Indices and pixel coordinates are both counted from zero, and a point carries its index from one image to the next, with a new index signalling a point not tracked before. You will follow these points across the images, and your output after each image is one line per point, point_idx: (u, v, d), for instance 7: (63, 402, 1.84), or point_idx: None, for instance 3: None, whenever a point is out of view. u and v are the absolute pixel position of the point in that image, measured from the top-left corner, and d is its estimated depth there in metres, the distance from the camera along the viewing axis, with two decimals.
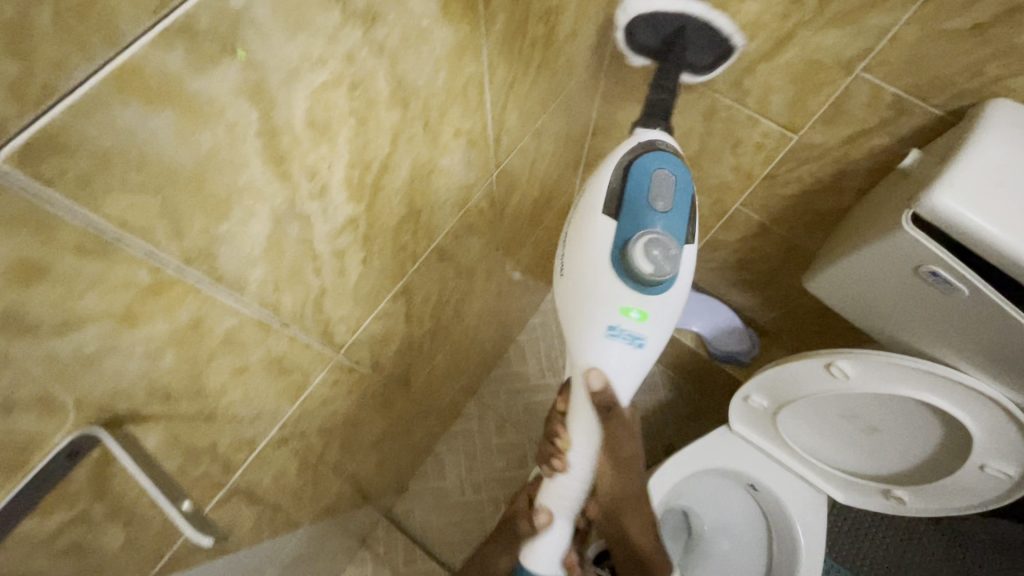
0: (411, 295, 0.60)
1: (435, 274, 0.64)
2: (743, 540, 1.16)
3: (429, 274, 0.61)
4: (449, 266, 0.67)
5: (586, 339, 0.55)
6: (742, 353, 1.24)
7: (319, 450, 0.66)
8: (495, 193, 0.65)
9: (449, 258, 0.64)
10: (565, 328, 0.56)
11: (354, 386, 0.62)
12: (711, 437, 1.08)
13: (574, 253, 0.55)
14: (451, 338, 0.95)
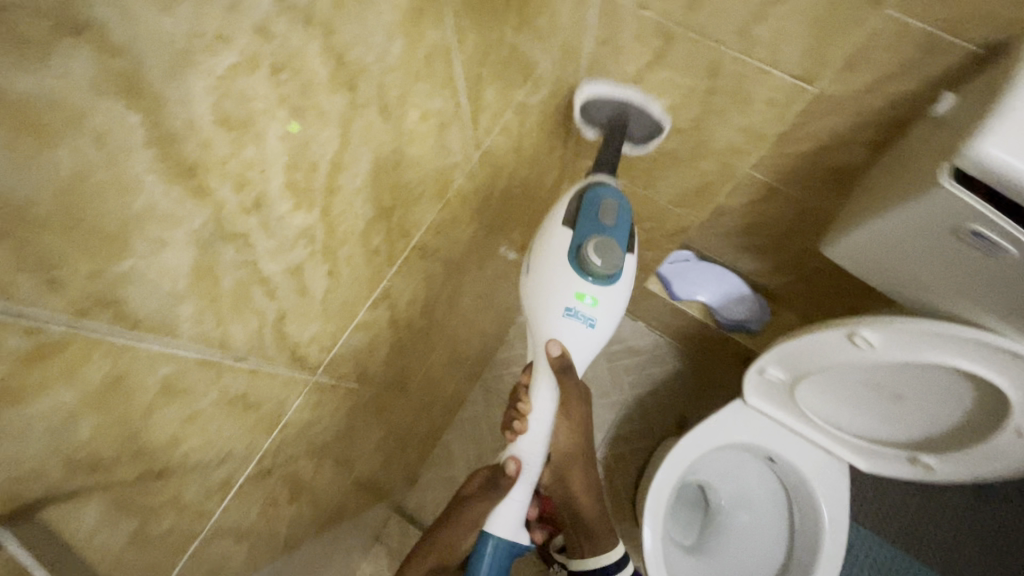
0: (393, 300, 0.54)
1: (420, 273, 0.58)
2: (760, 513, 1.13)
3: (412, 275, 0.55)
4: (434, 263, 0.60)
5: (544, 318, 0.60)
6: (751, 321, 1.19)
7: (312, 470, 0.61)
8: (479, 178, 0.58)
9: (433, 253, 0.58)
10: (527, 310, 0.61)
11: (341, 401, 0.57)
12: (726, 412, 1.04)
13: (536, 250, 0.62)
14: (446, 331, 0.89)
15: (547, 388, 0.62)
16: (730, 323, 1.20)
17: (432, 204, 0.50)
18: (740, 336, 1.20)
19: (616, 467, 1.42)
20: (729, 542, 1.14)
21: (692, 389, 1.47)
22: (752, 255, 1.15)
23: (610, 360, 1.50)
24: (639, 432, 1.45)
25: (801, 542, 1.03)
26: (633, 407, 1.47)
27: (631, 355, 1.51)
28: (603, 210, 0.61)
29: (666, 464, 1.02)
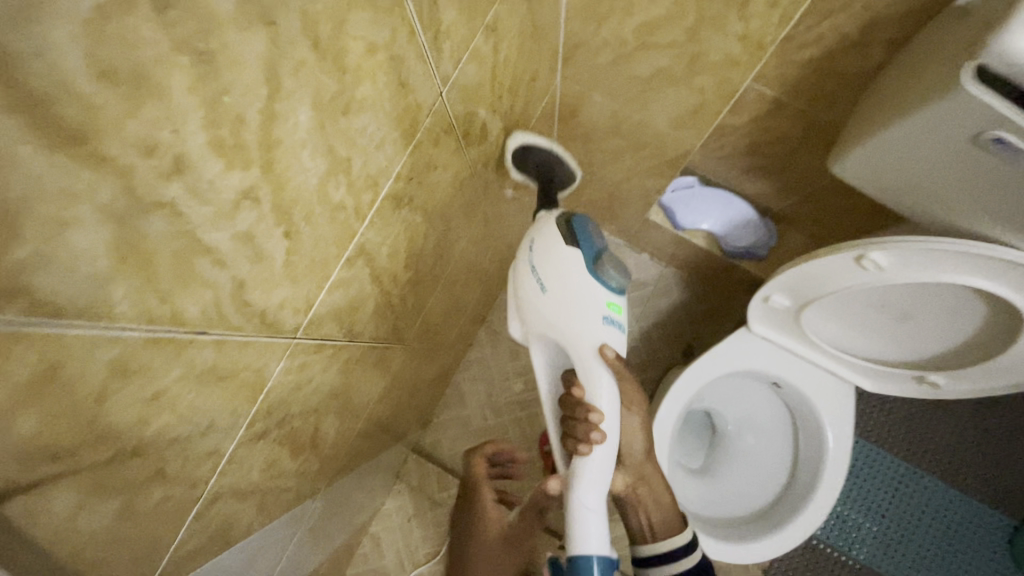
0: (374, 254, 0.52)
1: (401, 225, 0.55)
2: (766, 439, 1.15)
3: (390, 227, 0.53)
4: (415, 213, 0.58)
5: (584, 326, 0.58)
6: (755, 248, 1.19)
7: (313, 427, 0.62)
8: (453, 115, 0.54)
9: (412, 202, 0.55)
10: (562, 328, 0.59)
11: (334, 360, 0.57)
12: (732, 340, 1.03)
13: (552, 265, 0.59)
14: (442, 278, 0.88)
15: (608, 394, 0.58)
16: (737, 251, 1.22)
17: (400, 149, 0.46)
18: (749, 263, 1.22)
19: None
20: (736, 463, 1.17)
21: (697, 319, 1.48)
22: (756, 179, 1.09)
23: None
24: (645, 364, 1.48)
25: (806, 462, 1.06)
26: (639, 339, 1.49)
27: (636, 288, 1.51)
28: (592, 232, 0.63)
29: (672, 392, 1.03)
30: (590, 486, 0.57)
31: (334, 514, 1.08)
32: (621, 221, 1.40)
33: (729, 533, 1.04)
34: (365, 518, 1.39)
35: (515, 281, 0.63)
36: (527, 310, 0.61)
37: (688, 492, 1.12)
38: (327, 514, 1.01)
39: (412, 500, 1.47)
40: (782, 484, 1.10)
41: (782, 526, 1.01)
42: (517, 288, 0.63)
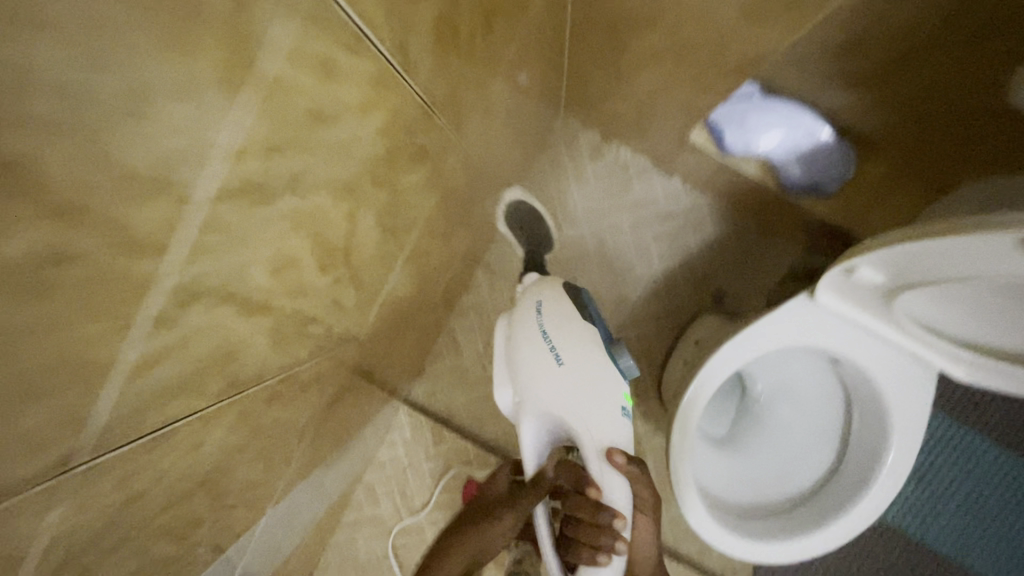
0: (233, 270, 0.32)
1: (292, 210, 0.35)
2: (809, 418, 0.98)
3: (253, 222, 0.33)
4: (324, 187, 0.37)
5: (593, 415, 0.64)
6: (827, 182, 0.94)
7: (224, 484, 0.45)
8: (344, 15, 0.32)
9: (305, 171, 0.34)
10: (571, 406, 0.65)
11: (226, 414, 0.39)
12: (788, 309, 0.82)
13: (572, 347, 0.67)
14: (417, 245, 0.66)
15: (623, 495, 0.60)
16: (801, 185, 0.96)
17: (160, 84, 0.24)
18: (813, 201, 0.98)
19: (641, 346, 1.29)
20: (767, 438, 1.00)
21: (734, 260, 1.27)
22: (839, 92, 0.81)
23: (635, 230, 1.29)
24: (670, 310, 1.29)
25: (857, 451, 0.89)
26: (664, 282, 1.29)
27: (663, 221, 1.29)
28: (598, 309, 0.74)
29: (707, 369, 0.85)
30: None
31: (315, 481, 0.98)
32: (649, 140, 1.15)
33: (754, 526, 0.90)
34: (358, 471, 1.31)
35: (525, 351, 0.70)
36: (537, 381, 0.68)
37: (711, 474, 0.97)
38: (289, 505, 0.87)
39: (406, 452, 1.37)
40: (824, 471, 0.94)
41: (822, 524, 0.86)
42: (526, 357, 0.70)
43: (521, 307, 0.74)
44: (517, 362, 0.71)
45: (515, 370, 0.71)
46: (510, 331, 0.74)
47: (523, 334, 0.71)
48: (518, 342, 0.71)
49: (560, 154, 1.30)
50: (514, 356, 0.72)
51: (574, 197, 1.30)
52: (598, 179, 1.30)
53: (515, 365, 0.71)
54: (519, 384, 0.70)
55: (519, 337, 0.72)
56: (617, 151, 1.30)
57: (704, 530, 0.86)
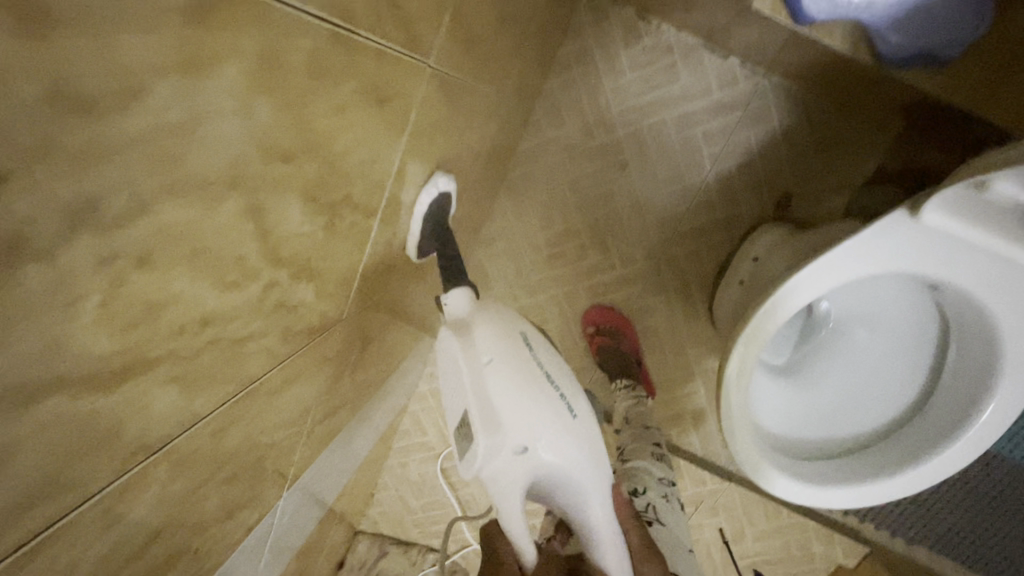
0: (26, 373, 0.20)
1: (123, 246, 0.21)
2: (893, 352, 0.83)
3: (32, 298, 0.19)
4: (178, 192, 0.23)
5: (594, 463, 0.64)
6: (942, 49, 0.70)
7: (202, 510, 0.40)
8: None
9: (115, 182, 0.20)
10: (576, 456, 0.63)
11: (151, 478, 0.31)
12: (886, 231, 0.66)
13: (572, 394, 0.66)
14: (403, 200, 0.54)
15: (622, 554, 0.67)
16: (906, 56, 0.72)
17: None
18: (917, 75, 0.74)
19: (691, 264, 1.15)
20: (834, 377, 0.86)
21: (804, 154, 1.06)
22: None
23: (682, 127, 1.08)
24: (724, 221, 1.11)
25: (948, 392, 0.76)
26: (718, 189, 1.10)
27: (716, 115, 1.06)
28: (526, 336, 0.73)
29: (779, 298, 0.70)
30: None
31: (362, 429, 0.98)
32: (699, 10, 0.90)
33: (824, 467, 0.80)
34: (402, 405, 1.32)
35: (521, 395, 0.61)
36: (549, 433, 0.61)
37: (770, 410, 0.84)
38: (335, 456, 0.87)
39: None
40: (902, 411, 0.82)
41: (910, 462, 0.76)
42: (529, 404, 0.60)
43: (501, 343, 0.63)
44: (514, 410, 0.60)
45: (511, 422, 0.59)
46: (485, 369, 0.61)
47: (512, 375, 0.61)
48: (509, 384, 0.60)
49: (588, 42, 1.07)
50: (503, 404, 0.60)
51: (608, 95, 1.09)
52: (635, 69, 1.07)
53: (510, 414, 0.60)
54: (521, 433, 0.59)
55: (508, 381, 0.60)
56: (659, 29, 1.04)
57: (763, 473, 0.78)
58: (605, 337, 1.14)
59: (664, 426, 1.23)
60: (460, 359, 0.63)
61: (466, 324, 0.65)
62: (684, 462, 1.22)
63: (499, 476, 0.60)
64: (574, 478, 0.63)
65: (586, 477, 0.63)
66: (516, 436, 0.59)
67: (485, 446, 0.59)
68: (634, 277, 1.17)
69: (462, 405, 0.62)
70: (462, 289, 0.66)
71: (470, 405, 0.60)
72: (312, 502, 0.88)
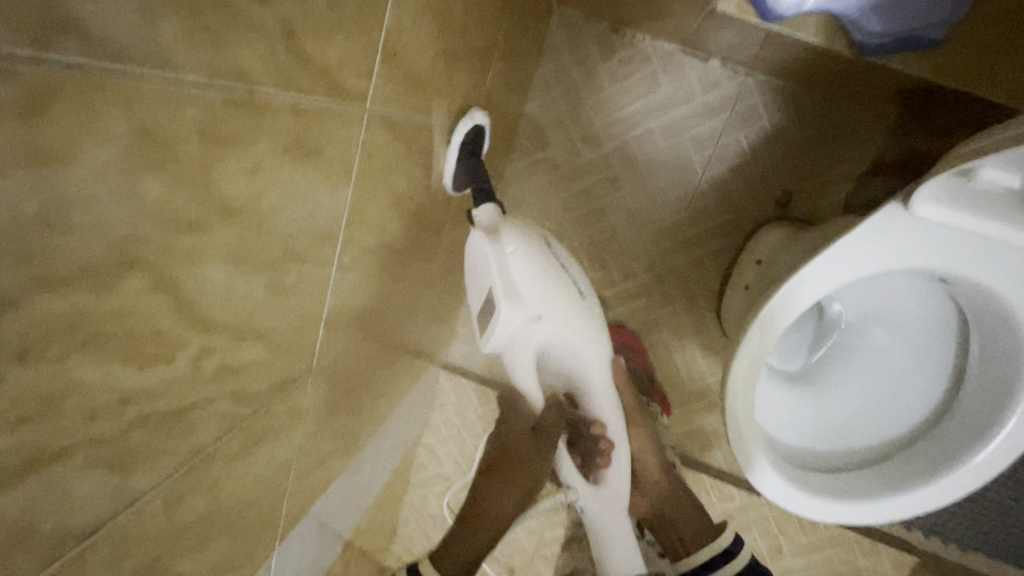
0: None
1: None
2: (909, 351, 0.78)
3: None
4: (54, 281, 0.22)
5: (596, 337, 0.72)
6: (923, 30, 0.67)
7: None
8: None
9: None
10: (580, 330, 0.69)
11: (90, 562, 0.30)
12: (879, 228, 0.62)
13: (580, 277, 0.72)
14: (368, 243, 0.54)
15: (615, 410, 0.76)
16: (888, 41, 0.69)
17: None
18: (906, 60, 0.70)
19: (693, 272, 1.11)
20: (851, 376, 0.82)
21: (800, 150, 1.02)
22: None
23: (670, 135, 1.06)
24: (724, 225, 1.08)
25: (975, 387, 0.71)
26: (713, 193, 1.07)
27: (703, 118, 1.04)
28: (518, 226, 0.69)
29: (776, 305, 0.67)
30: (615, 497, 0.77)
31: (373, 468, 0.96)
32: (671, 18, 0.89)
33: (839, 480, 0.74)
34: (416, 437, 1.31)
35: (537, 273, 0.64)
36: (561, 308, 0.66)
37: (785, 422, 0.80)
38: (349, 497, 0.86)
39: (459, 415, 1.35)
40: (931, 411, 0.76)
41: (933, 474, 0.70)
42: (543, 281, 0.64)
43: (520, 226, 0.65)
44: (532, 284, 0.63)
45: (526, 295, 0.63)
46: (509, 252, 0.62)
47: (531, 257, 0.64)
48: (529, 263, 0.63)
49: (565, 61, 1.07)
50: (524, 281, 0.63)
51: (590, 111, 1.08)
52: (615, 82, 1.06)
53: (527, 287, 0.63)
54: (538, 302, 0.64)
55: (528, 260, 0.64)
56: (635, 39, 1.03)
57: (775, 488, 0.72)
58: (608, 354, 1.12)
59: (683, 441, 1.18)
60: (479, 247, 0.64)
61: (493, 226, 0.64)
62: (707, 478, 1.17)
63: (512, 339, 0.65)
64: (580, 350, 0.71)
65: (588, 347, 0.70)
66: (531, 307, 0.63)
67: (508, 313, 0.62)
68: (635, 291, 1.14)
69: (480, 287, 0.65)
70: (490, 205, 0.62)
71: (490, 283, 0.62)
72: (335, 541, 0.86)
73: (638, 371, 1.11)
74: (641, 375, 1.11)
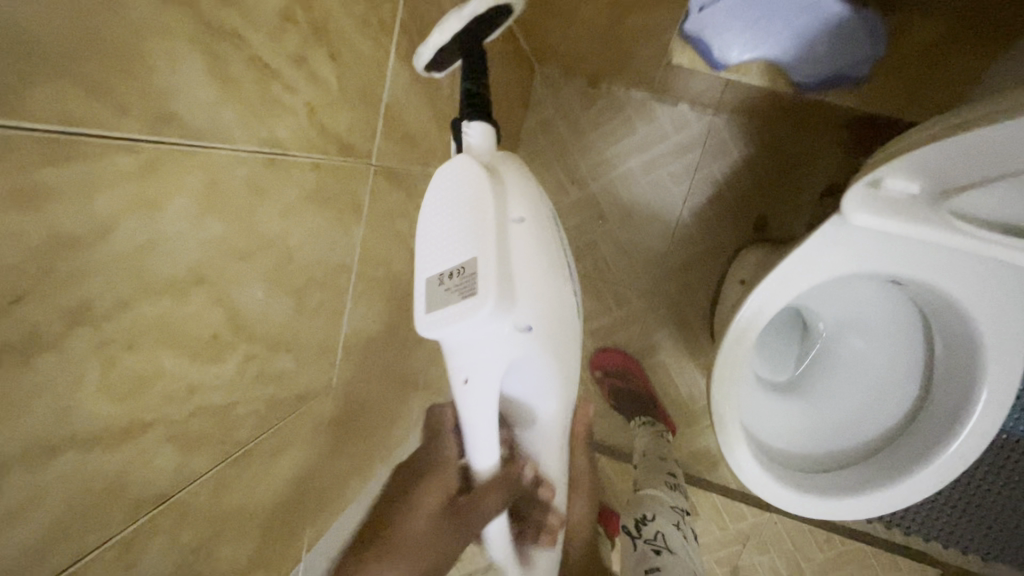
0: (45, 425, 0.27)
1: (107, 332, 0.29)
2: (884, 351, 0.83)
3: (45, 373, 0.26)
4: (148, 291, 0.31)
5: (569, 383, 0.58)
6: (850, 70, 0.78)
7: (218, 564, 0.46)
8: (21, 121, 0.22)
9: (100, 290, 0.28)
10: (566, 359, 0.56)
11: (158, 528, 0.38)
12: (823, 239, 0.69)
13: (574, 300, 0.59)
14: (379, 275, 0.63)
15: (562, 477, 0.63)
16: (820, 82, 0.80)
17: None
18: (838, 96, 0.82)
19: (684, 295, 1.19)
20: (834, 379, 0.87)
21: (769, 177, 1.11)
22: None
23: (649, 172, 1.16)
24: (708, 251, 1.16)
25: (944, 375, 0.75)
26: (695, 223, 1.16)
27: (677, 155, 1.14)
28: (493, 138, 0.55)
29: (739, 323, 0.74)
30: None
31: None
32: (638, 72, 1.01)
33: (827, 478, 0.79)
34: None
35: (539, 266, 0.52)
36: (553, 323, 0.53)
37: (774, 430, 0.85)
38: None
39: None
40: (911, 404, 0.80)
41: (918, 462, 0.74)
42: (540, 279, 0.52)
43: (530, 196, 0.54)
44: (531, 278, 0.51)
45: (518, 288, 0.50)
46: (511, 225, 0.51)
47: (536, 243, 0.52)
48: (533, 251, 0.52)
49: (550, 113, 1.19)
50: (525, 272, 0.51)
51: (575, 155, 1.19)
52: (595, 128, 1.17)
53: (523, 279, 0.50)
54: (531, 309, 0.51)
55: (534, 245, 0.52)
56: (612, 92, 1.15)
57: (765, 489, 0.77)
58: (610, 377, 1.19)
59: (691, 461, 1.22)
60: (479, 202, 0.50)
61: (491, 167, 0.52)
62: (717, 496, 1.20)
63: (483, 339, 0.50)
64: (554, 391, 0.57)
65: (563, 388, 0.57)
66: (518, 306, 0.50)
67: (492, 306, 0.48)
68: (632, 316, 1.21)
69: (457, 253, 0.50)
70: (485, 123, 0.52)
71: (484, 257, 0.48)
72: None
73: (639, 391, 1.18)
74: (644, 395, 1.18)
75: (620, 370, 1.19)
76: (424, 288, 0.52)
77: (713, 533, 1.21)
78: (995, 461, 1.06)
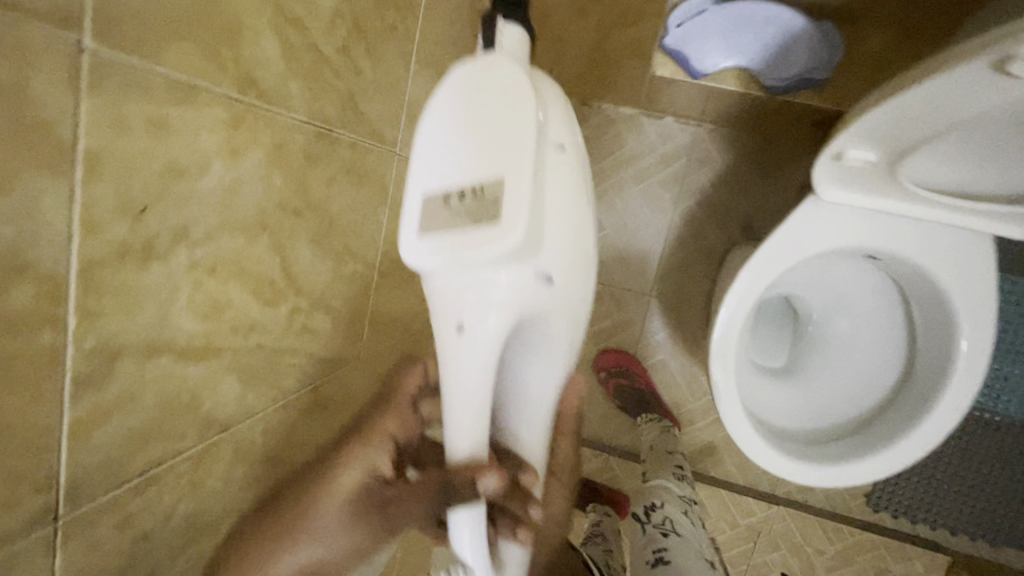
0: (152, 325, 0.33)
1: (199, 255, 0.35)
2: (869, 329, 0.89)
3: (156, 279, 0.32)
4: (230, 228, 0.37)
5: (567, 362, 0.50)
6: (809, 72, 0.86)
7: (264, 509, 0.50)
8: (155, 64, 0.29)
9: (198, 217, 0.34)
10: (572, 330, 0.48)
11: (221, 452, 0.42)
12: (800, 219, 0.76)
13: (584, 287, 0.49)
14: (400, 261, 0.69)
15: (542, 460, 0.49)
16: (785, 85, 0.87)
17: None
18: (802, 98, 0.89)
19: (681, 296, 1.25)
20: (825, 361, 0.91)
21: (752, 182, 1.20)
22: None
23: (639, 181, 1.25)
24: (700, 253, 1.23)
25: (926, 343, 0.81)
26: (686, 226, 1.23)
27: (665, 165, 1.23)
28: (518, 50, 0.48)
29: (729, 304, 0.79)
30: None
31: None
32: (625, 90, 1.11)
33: (829, 451, 0.83)
34: None
35: (569, 208, 0.44)
36: (572, 286, 0.45)
37: (773, 411, 0.89)
38: None
39: None
40: (898, 374, 0.85)
41: (912, 424, 0.77)
42: (567, 225, 0.44)
43: (567, 132, 0.46)
44: (561, 219, 0.44)
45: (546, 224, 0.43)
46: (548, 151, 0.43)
47: (570, 184, 0.45)
48: (565, 191, 0.44)
49: None
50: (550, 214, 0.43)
51: None
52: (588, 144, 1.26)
53: (554, 217, 0.43)
54: (558, 256, 0.43)
55: (568, 180, 0.45)
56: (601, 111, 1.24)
57: (770, 462, 0.81)
58: (613, 377, 1.23)
59: (698, 458, 1.25)
60: (510, 123, 0.42)
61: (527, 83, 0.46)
62: (726, 492, 1.22)
63: (499, 272, 0.41)
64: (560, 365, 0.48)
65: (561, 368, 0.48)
66: (544, 245, 0.42)
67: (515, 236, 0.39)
68: (632, 318, 1.27)
69: (471, 170, 0.41)
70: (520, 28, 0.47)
71: (514, 174, 0.40)
72: None
73: (642, 391, 1.21)
74: (646, 394, 1.21)
75: (622, 370, 1.23)
76: (417, 203, 0.43)
77: (725, 530, 1.22)
78: (989, 442, 1.10)
